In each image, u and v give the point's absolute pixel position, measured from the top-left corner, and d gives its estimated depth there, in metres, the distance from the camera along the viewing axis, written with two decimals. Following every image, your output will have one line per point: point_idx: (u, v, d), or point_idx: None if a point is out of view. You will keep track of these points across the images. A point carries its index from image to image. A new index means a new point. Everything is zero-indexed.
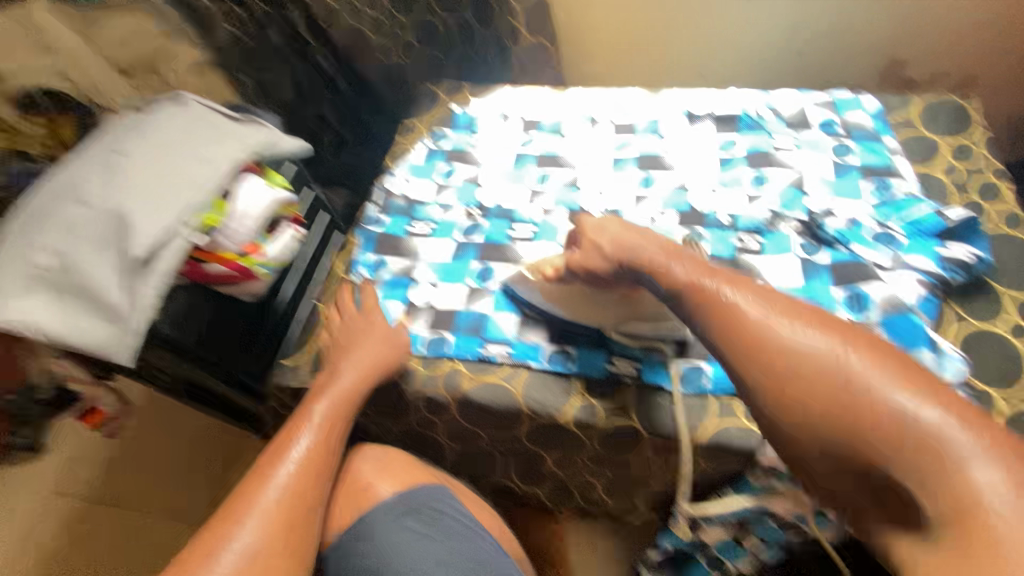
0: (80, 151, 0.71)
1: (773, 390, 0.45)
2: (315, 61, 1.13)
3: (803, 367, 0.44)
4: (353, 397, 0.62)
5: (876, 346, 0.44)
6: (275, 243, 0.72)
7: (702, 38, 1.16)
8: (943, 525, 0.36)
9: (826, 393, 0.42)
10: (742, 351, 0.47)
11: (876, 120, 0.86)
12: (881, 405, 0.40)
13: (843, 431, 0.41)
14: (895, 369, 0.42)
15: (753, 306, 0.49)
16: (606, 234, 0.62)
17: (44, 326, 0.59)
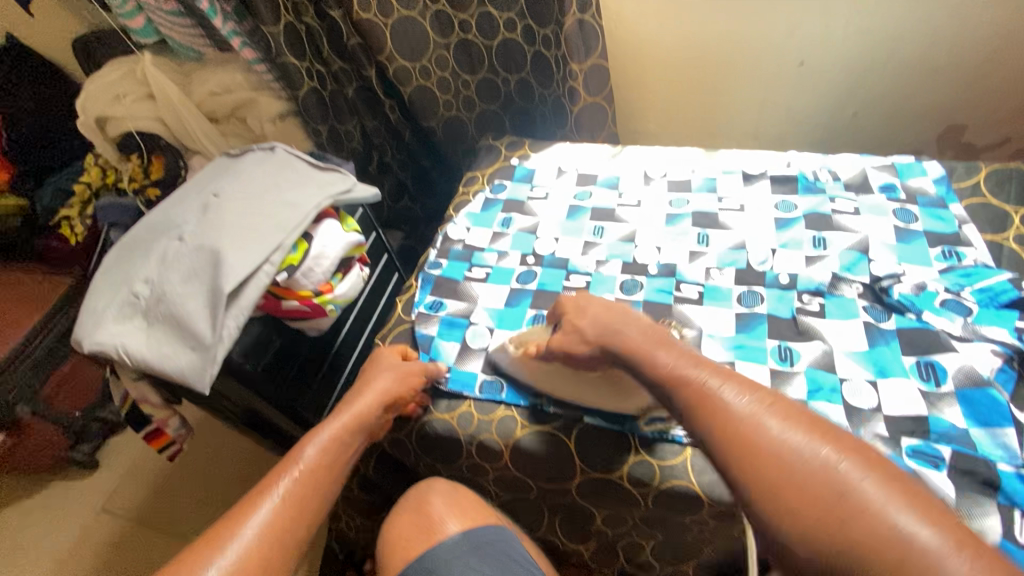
0: (185, 193, 0.78)
1: (764, 494, 0.44)
2: (385, 116, 1.28)
3: (795, 472, 0.43)
4: (339, 443, 0.63)
5: (865, 455, 0.44)
6: (345, 282, 0.77)
7: (754, 104, 1.20)
8: None
9: (818, 499, 0.42)
10: (730, 449, 0.47)
11: (939, 186, 0.85)
12: (871, 514, 0.40)
13: (841, 543, 0.39)
14: (884, 482, 0.42)
15: (742, 403, 0.49)
16: (586, 318, 0.67)
17: (138, 352, 0.64)
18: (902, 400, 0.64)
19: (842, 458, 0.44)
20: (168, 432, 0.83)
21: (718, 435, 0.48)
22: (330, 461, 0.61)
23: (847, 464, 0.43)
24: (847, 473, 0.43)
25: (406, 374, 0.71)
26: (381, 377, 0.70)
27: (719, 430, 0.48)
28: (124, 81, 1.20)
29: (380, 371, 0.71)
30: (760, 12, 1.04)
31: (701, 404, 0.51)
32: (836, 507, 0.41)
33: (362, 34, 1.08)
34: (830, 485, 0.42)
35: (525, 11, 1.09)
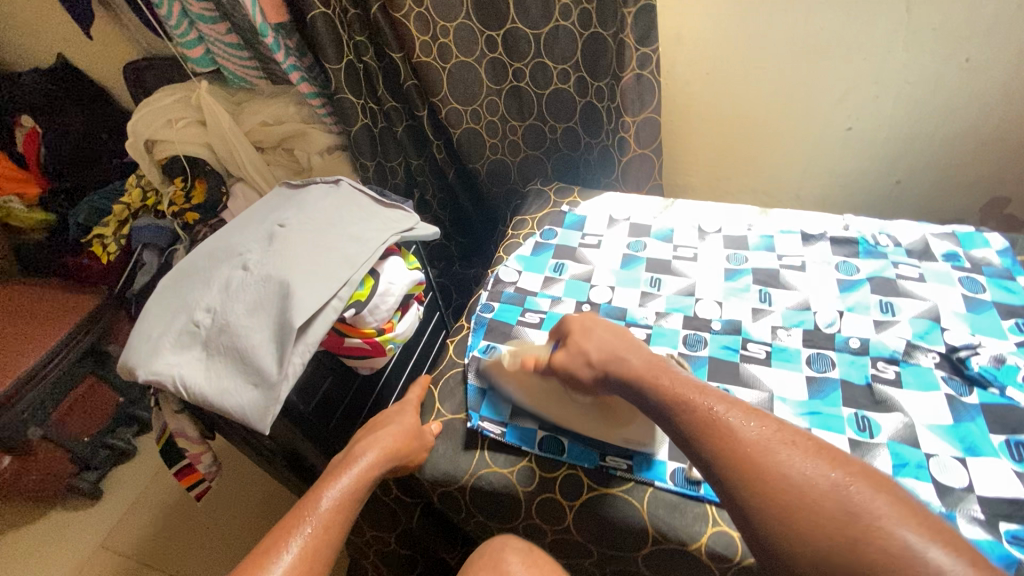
0: (248, 222, 0.77)
1: (766, 495, 0.46)
2: (432, 154, 1.28)
3: (801, 492, 0.46)
4: (351, 497, 0.61)
5: (869, 480, 0.46)
6: (404, 320, 0.75)
7: (798, 166, 1.21)
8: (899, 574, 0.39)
9: (827, 515, 0.44)
10: (747, 477, 0.48)
11: (1005, 257, 0.84)
12: (869, 524, 0.42)
13: (825, 525, 0.43)
14: (889, 503, 0.44)
15: (754, 429, 0.51)
16: (592, 343, 0.67)
17: (196, 385, 0.61)
18: (998, 482, 0.61)
19: (850, 481, 0.46)
20: (200, 469, 0.77)
21: (737, 467, 0.49)
22: (342, 512, 0.59)
23: (855, 485, 0.45)
24: (855, 492, 0.45)
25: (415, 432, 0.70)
26: (392, 426, 0.69)
27: (736, 461, 0.49)
28: (176, 107, 1.20)
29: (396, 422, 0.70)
30: (812, 77, 1.06)
31: (715, 427, 0.52)
32: (845, 521, 0.43)
33: (419, 75, 1.09)
34: (835, 501, 0.44)
35: (581, 64, 1.07)
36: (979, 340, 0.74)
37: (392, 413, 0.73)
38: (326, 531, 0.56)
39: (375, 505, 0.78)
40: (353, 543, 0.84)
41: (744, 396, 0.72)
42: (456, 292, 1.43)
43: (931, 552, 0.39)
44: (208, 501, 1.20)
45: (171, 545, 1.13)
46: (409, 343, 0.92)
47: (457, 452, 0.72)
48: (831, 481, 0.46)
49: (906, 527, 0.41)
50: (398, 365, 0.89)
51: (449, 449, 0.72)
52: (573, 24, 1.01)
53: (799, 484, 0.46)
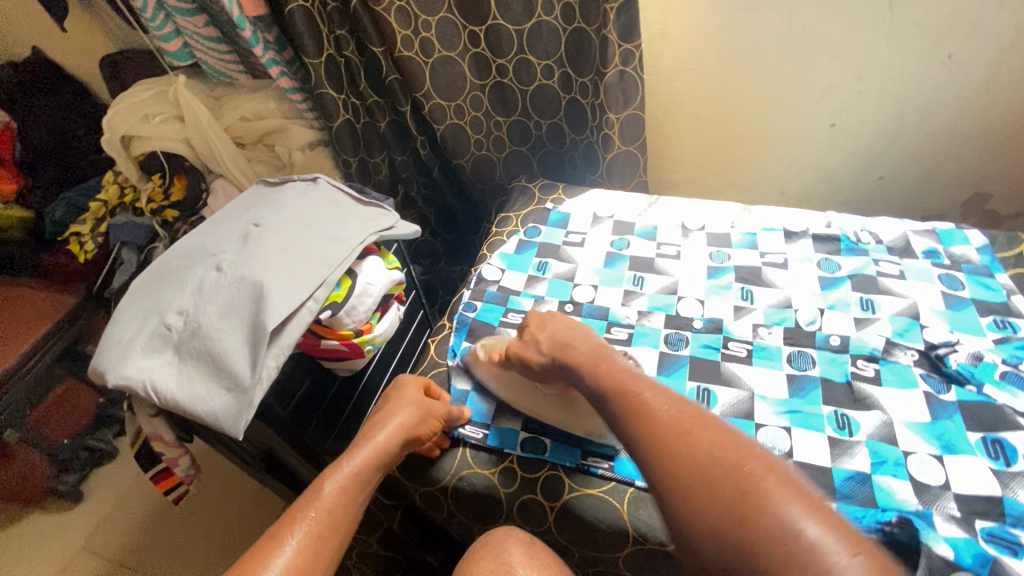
0: (224, 222, 0.76)
1: (669, 476, 0.49)
2: (415, 150, 1.26)
3: (703, 474, 0.48)
4: (358, 481, 0.60)
5: (769, 462, 0.48)
6: (383, 321, 0.74)
7: (783, 162, 1.21)
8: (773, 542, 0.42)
9: (721, 494, 0.46)
10: (658, 463, 0.50)
11: (983, 254, 0.85)
12: (759, 498, 0.44)
13: (717, 501, 0.46)
14: (784, 484, 0.45)
15: (669, 412, 0.54)
16: (545, 332, 0.71)
17: (167, 390, 0.60)
18: (975, 479, 0.61)
19: (750, 464, 0.47)
20: (177, 472, 0.76)
21: (652, 455, 0.51)
22: (350, 498, 0.58)
23: (754, 467, 0.47)
24: (751, 471, 0.47)
25: (429, 410, 0.69)
26: (404, 411, 0.67)
27: (651, 448, 0.51)
28: (154, 102, 1.17)
29: (404, 405, 0.68)
30: (796, 74, 1.06)
31: (640, 414, 0.55)
32: (738, 500, 0.45)
33: (401, 70, 1.08)
34: (731, 481, 0.46)
35: (564, 60, 1.06)
36: (957, 337, 0.74)
37: (397, 397, 0.71)
38: (331, 515, 0.55)
39: None
40: None
41: (725, 396, 0.72)
42: (440, 289, 1.42)
43: (812, 529, 0.42)
44: (192, 502, 1.19)
45: None
46: (391, 343, 0.91)
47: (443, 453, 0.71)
48: (731, 461, 0.48)
49: (793, 505, 0.44)
50: (380, 365, 0.88)
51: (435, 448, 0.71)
52: (556, 19, 0.99)
53: (701, 466, 0.48)
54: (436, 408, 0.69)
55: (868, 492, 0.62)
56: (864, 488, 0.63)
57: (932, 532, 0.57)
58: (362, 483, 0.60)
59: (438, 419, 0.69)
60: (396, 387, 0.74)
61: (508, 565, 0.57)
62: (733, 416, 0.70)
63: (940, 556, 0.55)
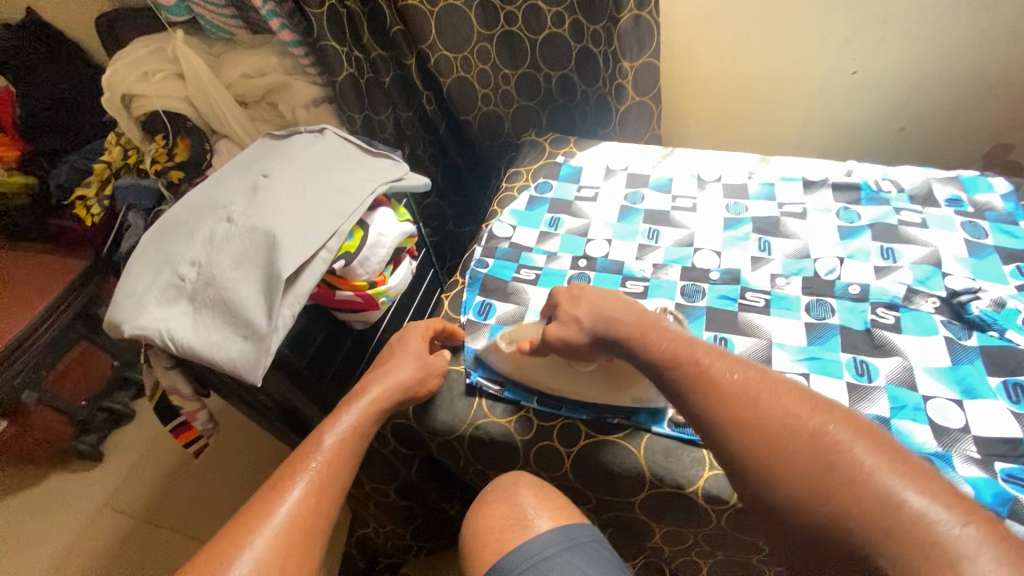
0: (232, 173, 0.74)
1: (747, 447, 0.47)
2: (421, 106, 1.23)
3: (792, 448, 0.45)
4: (355, 433, 0.60)
5: (854, 428, 0.46)
6: (397, 274, 0.74)
7: (801, 114, 1.17)
8: (883, 518, 0.40)
9: (811, 466, 0.44)
10: (732, 431, 0.48)
11: (1009, 202, 0.82)
12: (854, 473, 0.42)
13: (811, 473, 0.44)
14: (874, 449, 0.44)
15: (732, 377, 0.52)
16: (582, 308, 0.65)
17: (184, 338, 0.60)
18: (993, 423, 0.61)
19: (832, 429, 0.46)
20: (196, 426, 0.77)
21: (722, 421, 0.49)
22: (350, 450, 0.59)
23: (837, 431, 0.45)
24: (836, 439, 0.45)
25: (426, 371, 0.69)
26: (403, 368, 0.68)
27: (720, 413, 0.49)
28: (152, 59, 1.13)
29: (403, 359, 0.69)
30: (818, 19, 1.01)
31: (699, 381, 0.52)
32: (834, 477, 0.43)
33: (406, 20, 1.04)
34: (818, 452, 0.44)
35: (575, 6, 1.01)
36: (980, 285, 0.73)
37: (397, 349, 0.71)
38: (331, 465, 0.56)
39: (373, 458, 0.78)
40: (354, 496, 0.85)
41: (742, 344, 0.72)
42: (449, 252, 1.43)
43: (919, 499, 0.40)
44: (210, 461, 1.21)
45: (175, 504, 1.15)
46: (403, 299, 0.90)
47: (454, 403, 0.71)
48: (814, 429, 0.46)
49: (889, 473, 0.42)
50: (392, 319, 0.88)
51: (445, 400, 0.72)
52: None
53: (786, 441, 0.46)
54: (435, 365, 0.70)
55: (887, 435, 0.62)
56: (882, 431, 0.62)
57: (952, 471, 0.58)
58: (361, 435, 0.61)
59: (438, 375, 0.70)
60: (399, 338, 0.73)
61: (519, 507, 0.57)
62: None
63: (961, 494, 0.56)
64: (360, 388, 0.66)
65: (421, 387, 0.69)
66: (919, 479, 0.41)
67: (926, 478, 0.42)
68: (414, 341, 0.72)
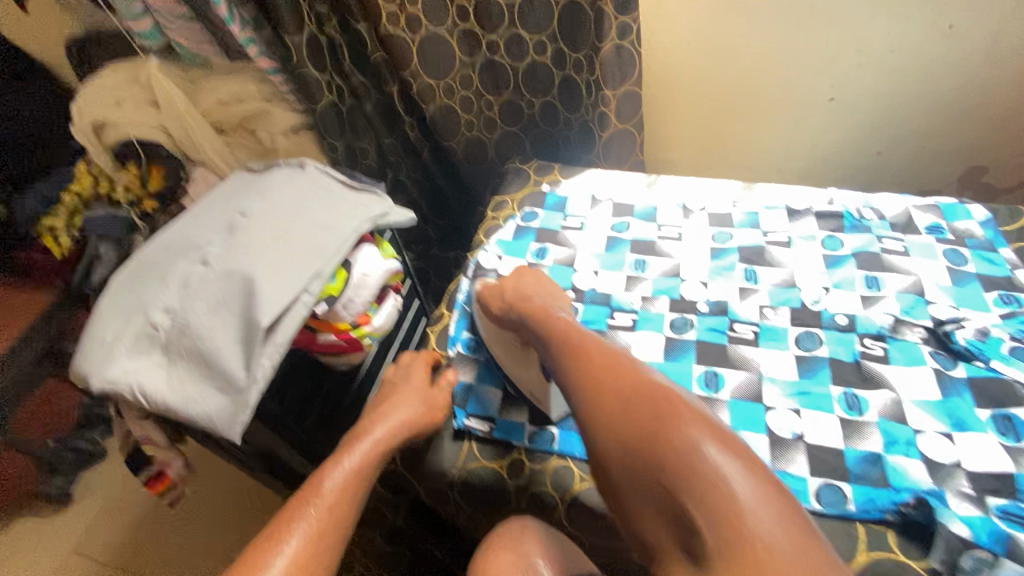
0: (207, 212, 0.72)
1: (600, 420, 0.51)
2: (404, 132, 1.21)
3: (627, 410, 0.50)
4: (359, 477, 0.58)
5: (681, 398, 0.51)
6: (381, 312, 0.72)
7: (780, 138, 1.19)
8: (693, 481, 0.45)
9: (644, 435, 0.48)
10: (590, 405, 0.53)
11: (986, 229, 0.83)
12: (676, 443, 0.47)
13: (644, 441, 0.48)
14: (698, 421, 0.48)
15: (600, 356, 0.56)
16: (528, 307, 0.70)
17: (157, 392, 0.57)
18: (983, 456, 0.61)
19: (669, 401, 0.50)
20: (171, 475, 0.73)
21: (587, 400, 0.53)
22: (352, 494, 0.57)
23: (676, 404, 0.50)
24: (671, 411, 0.49)
25: (432, 403, 0.68)
26: (405, 404, 0.66)
27: (586, 394, 0.54)
28: (126, 87, 1.04)
29: (407, 398, 0.68)
30: (794, 47, 1.03)
31: (574, 360, 0.57)
32: (657, 439, 0.48)
33: (388, 48, 1.03)
34: (652, 422, 0.49)
35: (557, 35, 1.01)
36: (963, 314, 0.74)
37: (401, 386, 0.70)
38: (332, 512, 0.54)
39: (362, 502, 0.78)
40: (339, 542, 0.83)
41: (733, 379, 0.71)
42: (434, 276, 1.41)
43: (718, 457, 0.46)
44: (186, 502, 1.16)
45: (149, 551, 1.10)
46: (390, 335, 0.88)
47: (443, 446, 0.70)
48: (655, 402, 0.50)
49: (708, 443, 0.47)
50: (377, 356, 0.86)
51: (435, 443, 0.70)
52: None
53: (624, 404, 0.51)
54: (438, 399, 0.69)
55: (879, 473, 0.62)
56: (875, 469, 0.62)
57: (947, 510, 0.58)
58: (362, 477, 0.59)
59: (442, 411, 0.69)
60: (401, 371, 0.73)
61: (527, 556, 0.55)
62: (741, 400, 0.70)
63: (955, 535, 0.57)
64: (365, 427, 0.65)
65: (426, 422, 0.67)
66: (730, 452, 0.46)
67: (739, 454, 0.47)
68: (420, 376, 0.71)
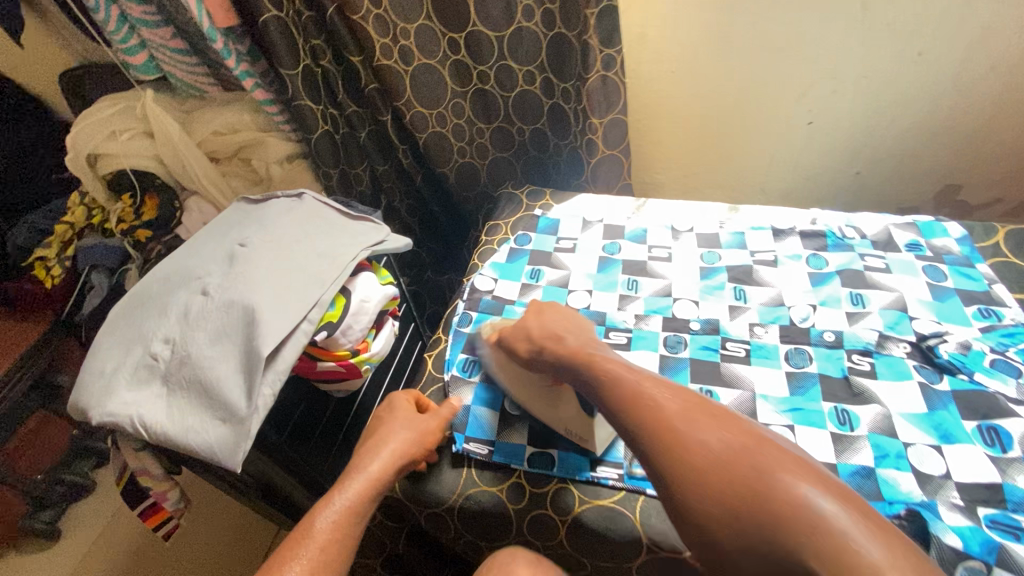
0: (206, 242, 0.73)
1: (686, 474, 0.49)
2: (397, 159, 1.24)
3: (718, 463, 0.49)
4: (351, 514, 0.59)
5: (776, 448, 0.49)
6: (380, 338, 0.72)
7: (761, 161, 1.23)
8: (808, 537, 0.42)
9: (740, 488, 0.47)
10: (668, 456, 0.51)
11: (964, 245, 0.87)
12: (776, 494, 0.45)
13: (740, 494, 0.46)
14: (796, 470, 0.47)
15: (674, 404, 0.54)
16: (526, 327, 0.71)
17: (157, 424, 0.57)
18: (972, 467, 0.63)
19: (760, 449, 0.49)
20: (166, 506, 0.73)
21: (660, 448, 0.52)
22: (343, 534, 0.57)
23: (769, 453, 0.48)
24: (766, 461, 0.48)
25: (423, 431, 0.68)
26: (397, 435, 0.66)
27: (660, 443, 0.52)
28: (119, 118, 1.06)
29: (397, 428, 0.68)
30: (772, 75, 1.08)
31: (642, 407, 0.55)
32: (758, 490, 0.46)
33: (381, 80, 1.05)
34: (748, 473, 0.47)
35: (546, 65, 1.04)
36: (945, 328, 0.76)
37: (388, 418, 0.70)
38: (322, 553, 0.55)
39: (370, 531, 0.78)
40: None
41: (727, 396, 0.73)
42: (428, 300, 1.41)
43: (831, 507, 0.44)
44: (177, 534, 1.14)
45: None
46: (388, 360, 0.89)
47: (443, 473, 0.70)
48: (745, 452, 0.49)
49: (818, 495, 0.45)
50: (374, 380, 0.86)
51: (435, 469, 0.70)
52: (536, 25, 0.98)
53: (710, 450, 0.50)
54: (430, 424, 0.69)
55: (873, 486, 0.63)
56: (868, 482, 0.64)
57: (939, 521, 0.59)
58: (353, 517, 0.59)
59: (435, 434, 0.69)
60: (387, 405, 0.74)
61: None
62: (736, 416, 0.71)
63: (949, 546, 0.57)
64: (356, 462, 0.65)
65: (418, 452, 0.67)
66: (843, 503, 0.45)
67: (851, 505, 0.45)
68: (406, 405, 0.72)
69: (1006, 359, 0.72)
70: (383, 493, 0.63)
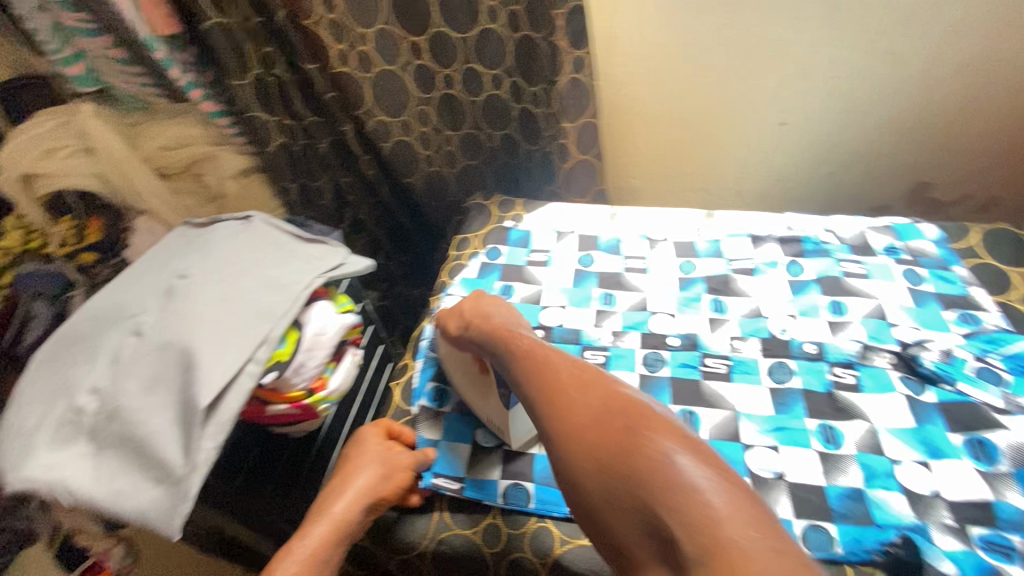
0: (142, 274, 0.66)
1: (562, 432, 0.49)
2: (360, 169, 1.18)
3: (596, 421, 0.48)
4: (314, 565, 0.54)
5: (651, 409, 0.48)
6: (338, 372, 0.67)
7: (736, 163, 1.21)
8: (665, 494, 0.41)
9: (609, 443, 0.46)
10: (553, 415, 0.50)
11: (940, 248, 0.85)
12: (643, 449, 0.44)
13: (610, 450, 0.45)
14: (664, 429, 0.46)
15: (564, 370, 0.54)
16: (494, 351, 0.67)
17: (84, 489, 0.52)
18: (962, 485, 0.61)
19: (635, 410, 0.48)
20: None
21: (545, 406, 0.51)
22: None
23: (643, 414, 0.47)
24: (640, 420, 0.46)
25: (393, 466, 0.64)
26: (366, 473, 0.62)
27: (548, 401, 0.52)
28: (54, 130, 0.89)
29: (364, 464, 0.63)
30: (744, 76, 1.05)
31: (538, 373, 0.55)
32: (624, 445, 0.45)
33: (339, 88, 0.99)
34: (620, 431, 0.46)
35: (513, 69, 0.99)
36: (926, 335, 0.74)
37: (354, 454, 0.65)
38: None
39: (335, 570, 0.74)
40: None
41: (711, 418, 0.69)
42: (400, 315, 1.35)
43: (692, 466, 0.42)
44: None
45: None
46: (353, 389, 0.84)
47: (411, 516, 0.65)
48: (620, 411, 0.48)
49: (683, 455, 0.43)
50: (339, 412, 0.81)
51: (403, 512, 0.65)
52: (502, 28, 0.93)
53: (589, 408, 0.49)
54: (400, 459, 0.64)
55: (864, 510, 0.61)
56: (859, 506, 0.61)
57: (932, 547, 0.57)
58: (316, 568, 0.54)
59: (406, 471, 0.64)
60: (354, 441, 0.67)
61: None
62: (720, 440, 0.68)
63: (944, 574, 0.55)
64: (321, 506, 0.60)
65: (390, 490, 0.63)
66: (708, 464, 0.43)
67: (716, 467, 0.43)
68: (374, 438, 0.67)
69: (986, 367, 0.70)
70: (352, 539, 0.59)
